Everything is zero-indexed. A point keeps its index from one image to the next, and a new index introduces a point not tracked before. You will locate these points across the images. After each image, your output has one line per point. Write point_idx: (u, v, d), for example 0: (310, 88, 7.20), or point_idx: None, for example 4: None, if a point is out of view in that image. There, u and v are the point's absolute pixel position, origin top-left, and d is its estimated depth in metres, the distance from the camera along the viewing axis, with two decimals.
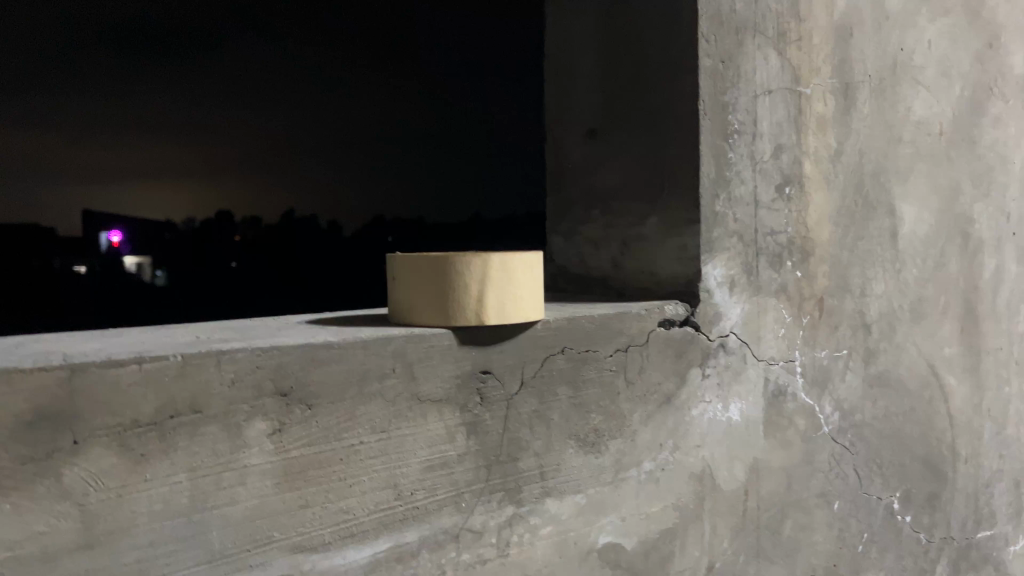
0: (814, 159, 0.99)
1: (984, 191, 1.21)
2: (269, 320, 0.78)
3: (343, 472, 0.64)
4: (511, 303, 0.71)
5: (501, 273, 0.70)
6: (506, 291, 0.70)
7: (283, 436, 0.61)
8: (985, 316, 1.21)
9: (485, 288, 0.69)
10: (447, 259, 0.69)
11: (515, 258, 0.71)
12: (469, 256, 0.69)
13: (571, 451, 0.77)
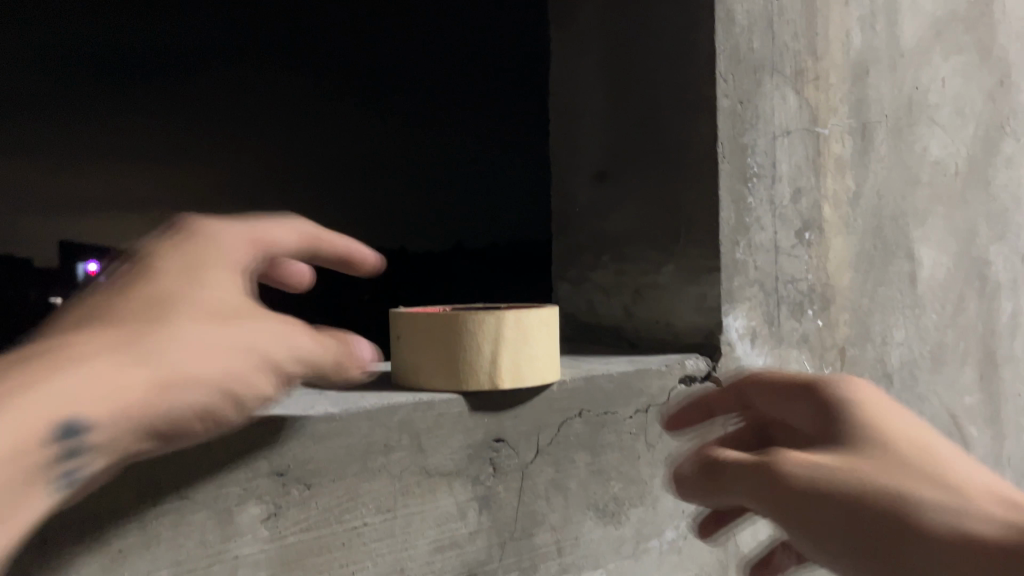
0: (834, 203, 0.94)
1: (1000, 232, 1.17)
2: None
3: (345, 559, 0.59)
4: (527, 364, 0.64)
5: (514, 332, 0.63)
6: (521, 351, 0.64)
7: (279, 521, 0.56)
8: (1004, 361, 1.17)
9: (497, 349, 0.63)
10: (454, 318, 0.63)
11: (530, 314, 0.64)
12: (479, 313, 0.62)
13: (589, 523, 0.72)
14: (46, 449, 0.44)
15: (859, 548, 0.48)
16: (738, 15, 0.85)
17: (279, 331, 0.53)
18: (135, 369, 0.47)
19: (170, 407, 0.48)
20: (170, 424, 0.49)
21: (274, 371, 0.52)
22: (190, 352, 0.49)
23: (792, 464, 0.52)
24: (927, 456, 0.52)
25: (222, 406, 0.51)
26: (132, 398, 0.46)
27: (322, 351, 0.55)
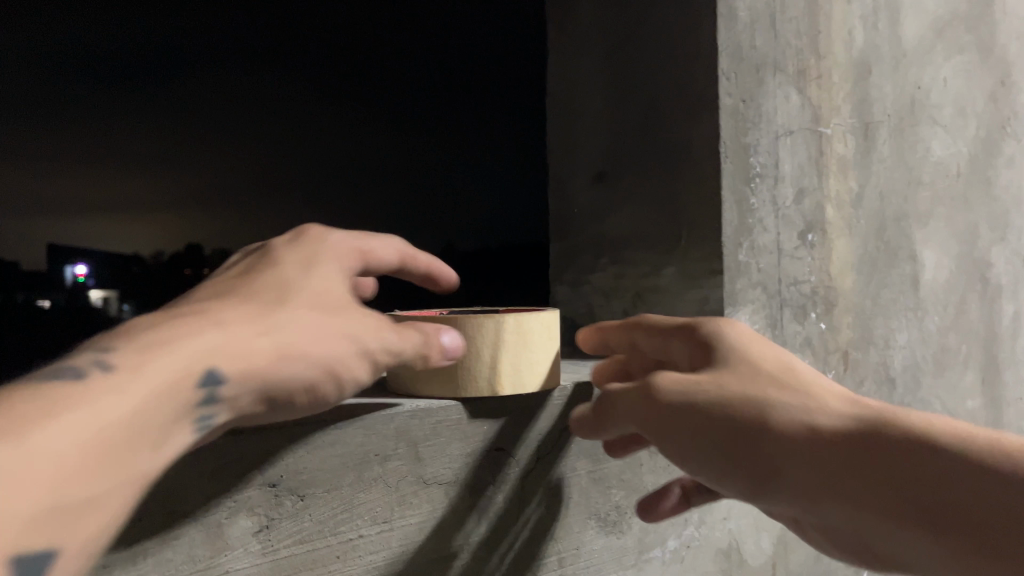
0: (837, 203, 0.93)
1: (1000, 234, 1.16)
2: None
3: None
4: (527, 368, 0.62)
5: (514, 336, 0.61)
6: (521, 355, 0.61)
7: (271, 534, 0.53)
8: (1005, 365, 1.16)
9: (497, 352, 0.60)
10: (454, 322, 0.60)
11: (531, 317, 0.62)
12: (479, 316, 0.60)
13: (590, 532, 0.70)
14: (196, 394, 0.44)
15: (727, 462, 0.49)
16: (740, 11, 0.83)
17: (385, 326, 0.53)
18: (262, 335, 0.47)
19: (288, 376, 0.48)
20: (284, 399, 0.49)
21: (368, 359, 0.52)
22: (314, 331, 0.49)
23: (668, 386, 0.52)
24: (787, 375, 0.52)
25: (330, 387, 0.51)
26: (262, 361, 0.47)
27: (408, 344, 0.54)
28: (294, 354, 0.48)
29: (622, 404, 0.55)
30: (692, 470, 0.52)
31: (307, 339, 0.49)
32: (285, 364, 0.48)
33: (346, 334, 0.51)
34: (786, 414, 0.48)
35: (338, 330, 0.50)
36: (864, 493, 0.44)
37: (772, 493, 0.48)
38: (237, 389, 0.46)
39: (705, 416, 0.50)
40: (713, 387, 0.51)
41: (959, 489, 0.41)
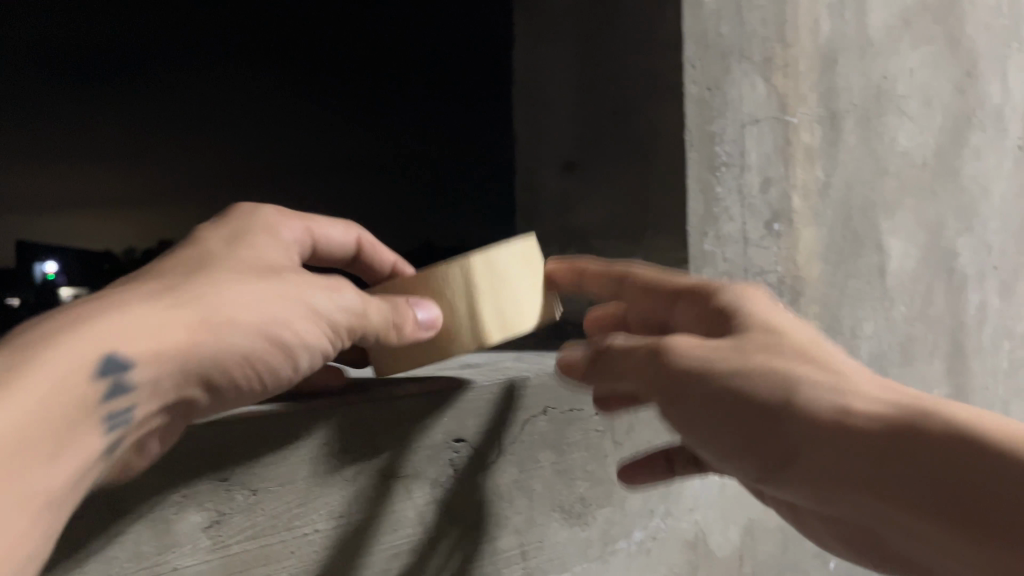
0: (803, 192, 0.92)
1: (967, 224, 1.17)
2: None
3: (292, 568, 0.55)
4: (510, 307, 0.62)
5: (487, 281, 0.61)
6: (500, 297, 0.61)
7: (222, 530, 0.52)
8: (971, 354, 1.17)
9: (473, 300, 0.60)
10: (419, 277, 0.60)
11: (498, 254, 0.61)
12: (443, 268, 0.60)
13: (555, 525, 0.69)
14: (99, 383, 0.42)
15: (747, 435, 0.46)
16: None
17: (325, 287, 0.52)
18: (177, 310, 0.45)
19: (222, 347, 0.47)
20: (219, 374, 0.47)
21: (313, 325, 0.51)
22: (236, 300, 0.48)
23: (679, 347, 0.50)
24: (822, 350, 0.49)
25: (271, 358, 0.50)
26: (180, 335, 0.45)
27: (373, 312, 0.55)
28: (217, 324, 0.46)
29: (627, 362, 0.53)
30: (704, 441, 0.49)
31: (230, 309, 0.47)
32: (210, 335, 0.46)
33: (276, 300, 0.49)
34: (804, 378, 0.45)
35: (266, 297, 0.49)
36: (862, 464, 0.40)
37: (774, 468, 0.45)
38: (157, 366, 0.44)
39: (714, 376, 0.47)
40: (726, 348, 0.49)
41: (960, 465, 0.37)
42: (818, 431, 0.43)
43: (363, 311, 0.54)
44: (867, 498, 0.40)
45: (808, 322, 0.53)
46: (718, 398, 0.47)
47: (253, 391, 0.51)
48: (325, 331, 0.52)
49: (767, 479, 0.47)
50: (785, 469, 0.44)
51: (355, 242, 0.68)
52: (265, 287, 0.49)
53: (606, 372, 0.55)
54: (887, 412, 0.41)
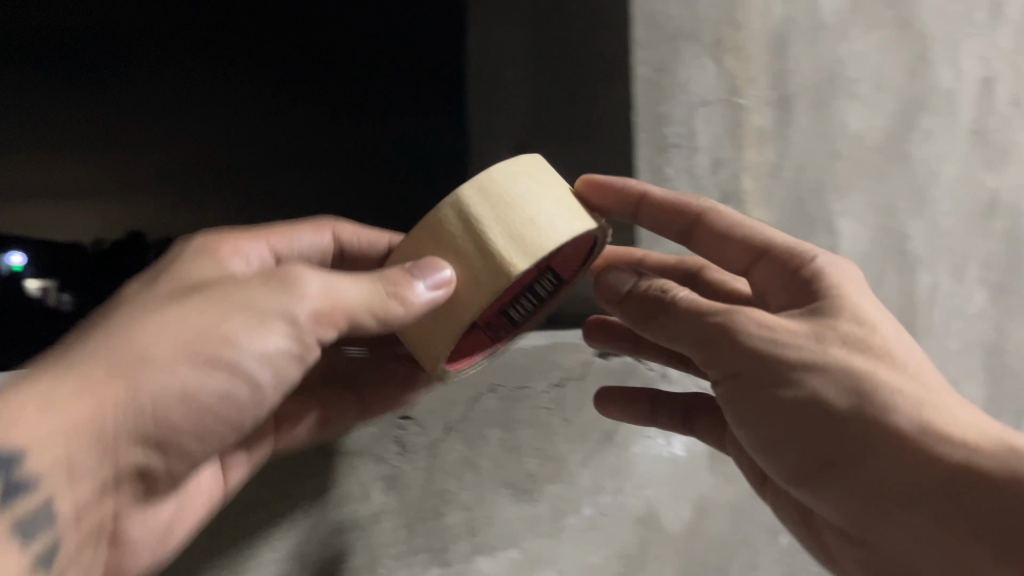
0: (753, 172, 0.96)
1: (918, 206, 1.18)
2: None
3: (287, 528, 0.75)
4: (525, 227, 0.63)
5: (487, 208, 0.63)
6: (507, 220, 0.63)
7: None
8: (922, 334, 1.19)
9: (477, 233, 0.63)
10: (426, 237, 0.65)
11: (489, 178, 0.64)
12: (437, 215, 0.65)
13: (502, 502, 0.80)
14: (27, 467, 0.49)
15: (804, 440, 0.59)
16: None
17: (272, 289, 0.57)
18: (82, 375, 0.52)
19: (152, 388, 0.54)
20: (177, 410, 0.55)
21: (244, 332, 0.56)
22: (164, 337, 0.54)
23: (753, 329, 0.60)
24: (880, 345, 0.60)
25: (216, 376, 0.56)
26: (113, 386, 0.53)
27: (349, 289, 0.59)
28: (144, 362, 0.53)
29: (698, 320, 0.63)
30: (758, 436, 0.62)
31: (153, 349, 0.54)
32: (141, 371, 0.53)
33: (209, 322, 0.55)
34: (875, 381, 0.57)
35: (196, 324, 0.55)
36: (899, 474, 0.54)
37: (796, 454, 0.60)
38: (93, 421, 0.52)
39: (792, 364, 0.59)
40: (812, 341, 0.59)
41: (980, 490, 0.52)
42: (870, 440, 0.56)
43: (354, 297, 0.59)
44: (836, 487, 0.58)
45: (881, 306, 0.64)
46: (793, 386, 0.59)
47: (222, 418, 0.58)
48: (265, 341, 0.56)
49: (781, 469, 0.62)
50: (820, 463, 0.58)
51: (335, 240, 0.78)
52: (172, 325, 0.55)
53: (666, 323, 0.65)
54: (971, 443, 0.54)
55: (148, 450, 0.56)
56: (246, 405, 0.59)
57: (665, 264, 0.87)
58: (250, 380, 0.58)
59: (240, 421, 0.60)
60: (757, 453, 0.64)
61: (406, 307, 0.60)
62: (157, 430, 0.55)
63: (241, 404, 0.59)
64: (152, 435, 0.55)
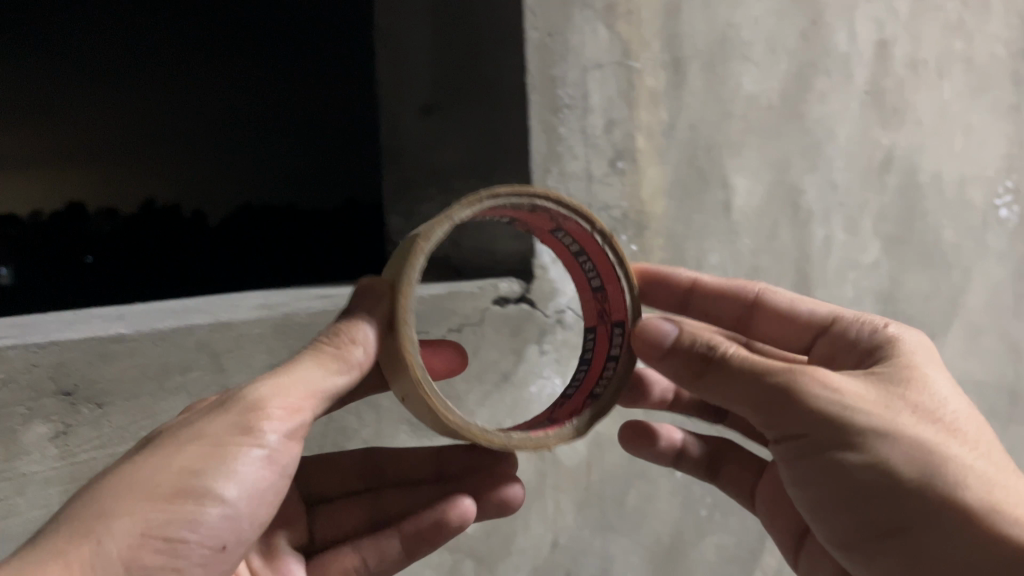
0: (646, 133, 1.00)
1: (813, 163, 1.26)
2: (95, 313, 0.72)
3: None
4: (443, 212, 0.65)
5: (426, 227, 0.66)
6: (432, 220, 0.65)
7: None
8: (816, 284, 1.28)
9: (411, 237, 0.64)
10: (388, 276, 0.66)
11: None
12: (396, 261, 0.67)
13: (403, 437, 0.87)
14: None
15: (854, 500, 0.61)
16: None
17: (221, 414, 0.54)
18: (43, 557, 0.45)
19: (122, 533, 0.47)
20: (154, 557, 0.48)
21: (213, 453, 0.52)
22: (122, 485, 0.49)
23: (819, 390, 0.61)
24: (949, 421, 0.62)
25: (193, 510, 0.51)
26: (82, 546, 0.46)
27: (311, 373, 0.57)
28: (108, 515, 0.47)
29: (754, 378, 0.64)
30: (811, 492, 0.65)
31: (116, 501, 0.48)
32: (109, 521, 0.47)
33: (167, 457, 0.51)
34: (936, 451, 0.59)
35: (153, 466, 0.51)
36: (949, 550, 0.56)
37: (853, 515, 0.61)
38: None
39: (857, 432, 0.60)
40: (880, 406, 0.61)
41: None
42: (926, 513, 0.57)
43: (314, 368, 0.57)
44: (888, 554, 0.60)
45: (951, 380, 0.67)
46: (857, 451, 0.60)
47: (207, 555, 0.52)
48: (235, 459, 0.53)
49: (832, 527, 0.64)
50: (873, 527, 0.60)
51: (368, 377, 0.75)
52: (132, 480, 0.49)
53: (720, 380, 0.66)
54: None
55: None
56: (227, 534, 0.53)
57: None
58: (228, 504, 0.53)
59: (224, 555, 0.54)
60: (809, 508, 0.66)
61: (365, 344, 0.59)
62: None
63: (224, 537, 0.53)
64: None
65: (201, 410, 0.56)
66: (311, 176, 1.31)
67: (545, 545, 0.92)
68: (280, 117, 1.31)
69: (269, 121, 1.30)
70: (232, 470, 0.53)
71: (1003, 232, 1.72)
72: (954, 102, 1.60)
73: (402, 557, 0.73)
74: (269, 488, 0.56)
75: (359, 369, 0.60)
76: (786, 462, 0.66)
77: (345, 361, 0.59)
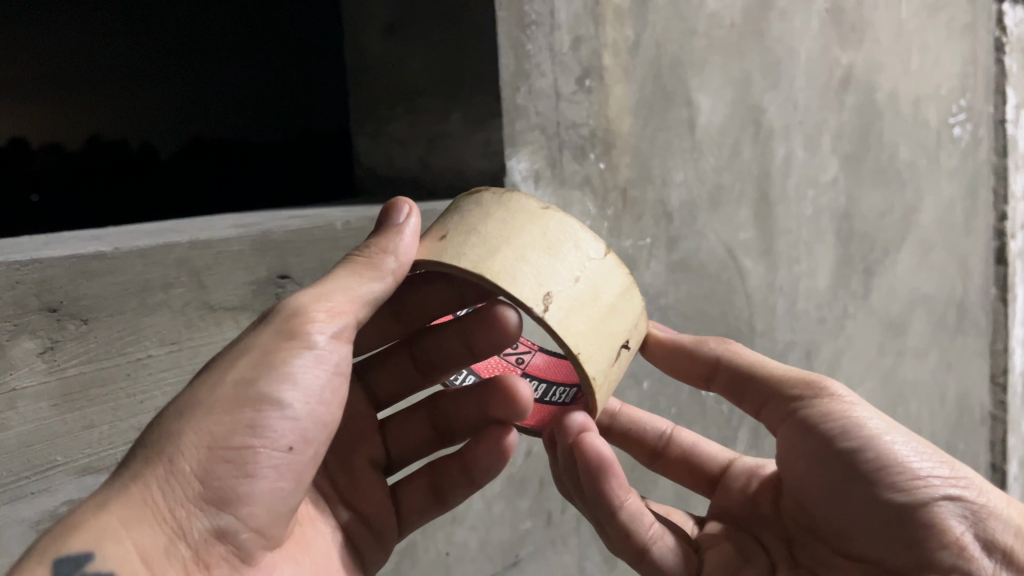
0: (612, 51, 1.00)
1: (773, 82, 1.28)
2: (63, 236, 0.70)
3: None
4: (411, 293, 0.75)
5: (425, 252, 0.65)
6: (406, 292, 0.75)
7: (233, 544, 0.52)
8: (777, 201, 1.31)
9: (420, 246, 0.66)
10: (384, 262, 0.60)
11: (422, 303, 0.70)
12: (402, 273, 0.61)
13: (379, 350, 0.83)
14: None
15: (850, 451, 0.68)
16: None
17: (270, 325, 0.55)
18: (125, 493, 0.48)
19: (186, 451, 0.49)
20: (225, 469, 0.50)
21: (269, 369, 0.53)
22: (182, 406, 0.51)
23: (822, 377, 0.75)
24: None
25: (252, 419, 0.51)
26: (157, 471, 0.48)
27: (358, 284, 0.57)
28: (171, 437, 0.49)
29: (768, 381, 0.74)
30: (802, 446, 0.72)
31: (178, 424, 0.50)
32: (172, 441, 0.49)
33: (218, 372, 0.52)
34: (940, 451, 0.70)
35: (209, 385, 0.52)
36: (957, 521, 0.64)
37: (862, 493, 0.68)
38: (143, 501, 0.48)
39: (875, 423, 0.70)
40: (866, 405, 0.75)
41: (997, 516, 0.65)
42: (936, 490, 0.66)
43: (351, 278, 0.57)
44: (893, 529, 0.66)
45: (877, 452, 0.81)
46: (874, 434, 0.68)
47: (282, 457, 0.53)
48: (289, 363, 0.53)
49: (818, 484, 0.71)
50: (881, 504, 0.67)
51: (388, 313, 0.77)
52: (190, 403, 0.51)
53: (735, 388, 0.76)
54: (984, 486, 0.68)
55: (212, 512, 0.50)
56: (295, 444, 0.54)
57: (641, 425, 0.90)
58: (290, 413, 0.53)
59: (294, 459, 0.54)
60: (815, 494, 0.72)
61: (397, 254, 0.59)
62: (222, 485, 0.50)
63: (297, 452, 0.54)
64: (208, 500, 0.49)
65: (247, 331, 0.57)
66: (286, 100, 1.27)
67: (521, 454, 0.94)
68: (249, 40, 1.24)
69: (242, 37, 1.23)
70: (286, 380, 0.53)
71: (953, 150, 1.79)
72: (911, 21, 1.62)
73: (466, 483, 0.77)
74: (328, 388, 0.56)
75: (392, 279, 0.60)
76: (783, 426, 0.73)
77: (380, 253, 0.59)
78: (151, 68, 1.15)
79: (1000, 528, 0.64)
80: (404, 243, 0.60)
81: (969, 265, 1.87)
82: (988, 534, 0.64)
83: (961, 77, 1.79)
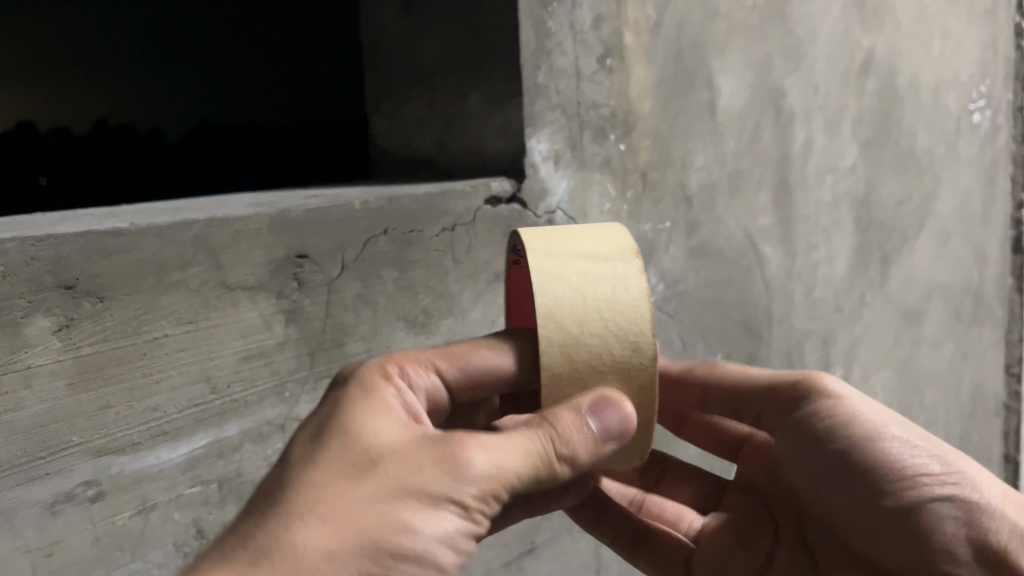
0: (634, 30, 0.98)
1: (794, 65, 1.26)
2: (76, 215, 0.68)
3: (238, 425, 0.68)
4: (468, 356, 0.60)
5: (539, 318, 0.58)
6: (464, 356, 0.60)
7: None
8: (796, 186, 1.29)
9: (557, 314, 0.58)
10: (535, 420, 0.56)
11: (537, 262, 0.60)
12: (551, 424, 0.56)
13: (400, 333, 0.78)
14: None
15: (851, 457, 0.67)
16: None
17: (442, 467, 0.50)
18: None
19: None
20: None
21: (429, 516, 0.48)
22: (340, 518, 0.46)
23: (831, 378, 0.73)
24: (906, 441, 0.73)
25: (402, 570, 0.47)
26: None
27: (526, 474, 0.52)
28: (326, 552, 0.45)
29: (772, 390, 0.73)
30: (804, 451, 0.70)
31: (332, 537, 0.45)
32: (332, 565, 0.44)
33: (394, 505, 0.47)
34: (941, 444, 0.68)
35: (373, 507, 0.47)
36: (950, 523, 0.63)
37: (858, 496, 0.67)
38: None
39: (874, 417, 0.68)
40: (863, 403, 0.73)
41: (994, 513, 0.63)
42: (930, 489, 0.64)
43: (528, 461, 0.53)
44: (891, 531, 0.66)
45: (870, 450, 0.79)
46: (875, 432, 0.67)
47: None
48: (443, 522, 0.49)
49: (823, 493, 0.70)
50: (878, 508, 0.66)
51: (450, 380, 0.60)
52: (353, 517, 0.46)
53: (727, 406, 0.75)
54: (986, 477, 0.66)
55: None
56: None
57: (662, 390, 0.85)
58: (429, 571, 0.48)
59: None
60: (813, 495, 0.71)
61: (572, 461, 0.55)
62: None
63: None
64: None
65: (416, 442, 0.51)
66: (300, 79, 1.25)
67: None
68: (263, 19, 1.22)
69: (255, 16, 1.21)
70: (438, 541, 0.48)
71: (972, 137, 1.76)
72: (932, 5, 1.59)
73: None
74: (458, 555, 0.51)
75: (557, 476, 0.55)
76: (789, 423, 0.72)
77: (572, 451, 0.55)
78: (165, 48, 1.13)
79: (1003, 530, 0.62)
80: (596, 455, 0.56)
81: (986, 254, 1.85)
82: (982, 534, 0.62)
83: (981, 63, 1.76)
